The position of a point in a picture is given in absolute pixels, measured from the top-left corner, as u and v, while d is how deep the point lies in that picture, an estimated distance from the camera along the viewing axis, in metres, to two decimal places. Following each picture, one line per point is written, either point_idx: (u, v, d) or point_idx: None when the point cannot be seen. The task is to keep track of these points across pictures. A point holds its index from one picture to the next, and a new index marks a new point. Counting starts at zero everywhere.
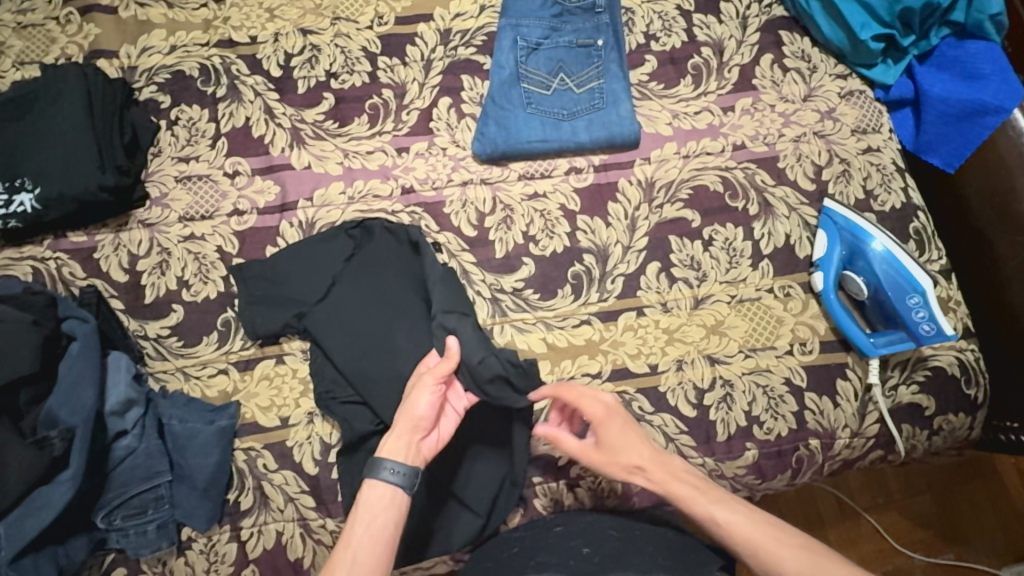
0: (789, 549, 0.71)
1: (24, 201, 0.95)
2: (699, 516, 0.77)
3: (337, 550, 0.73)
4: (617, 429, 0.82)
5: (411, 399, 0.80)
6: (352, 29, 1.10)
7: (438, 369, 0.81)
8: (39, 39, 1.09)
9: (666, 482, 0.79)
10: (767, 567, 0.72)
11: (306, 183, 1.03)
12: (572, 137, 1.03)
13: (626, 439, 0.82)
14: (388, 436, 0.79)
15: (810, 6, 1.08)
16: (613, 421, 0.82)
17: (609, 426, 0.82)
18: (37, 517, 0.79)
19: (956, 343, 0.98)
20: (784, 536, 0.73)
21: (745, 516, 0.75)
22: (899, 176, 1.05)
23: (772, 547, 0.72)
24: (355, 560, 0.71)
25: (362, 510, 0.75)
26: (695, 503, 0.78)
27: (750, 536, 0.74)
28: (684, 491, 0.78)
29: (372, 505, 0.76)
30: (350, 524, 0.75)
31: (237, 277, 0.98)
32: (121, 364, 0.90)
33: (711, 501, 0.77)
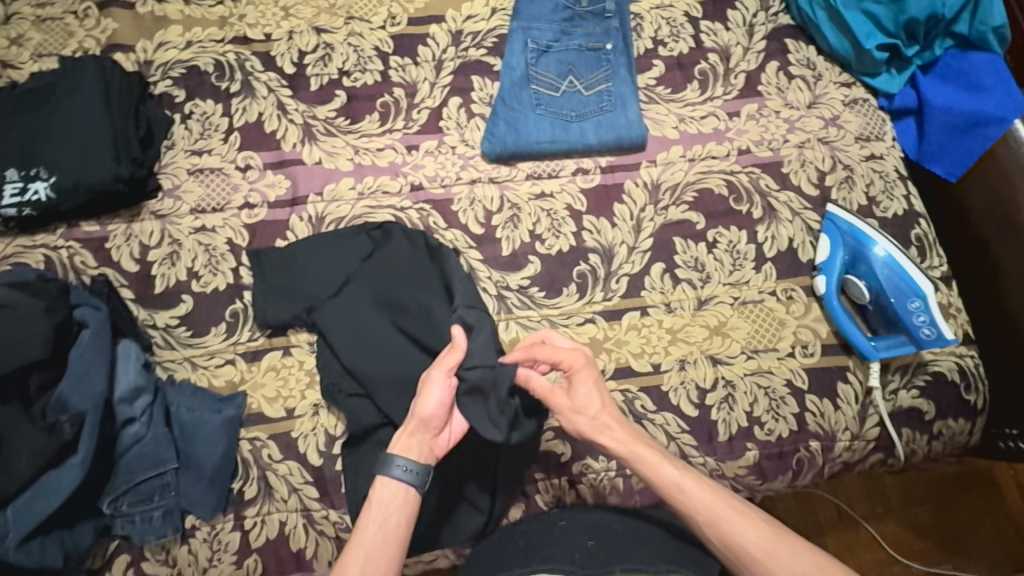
0: (748, 519, 0.74)
1: (39, 190, 0.97)
2: (661, 484, 0.77)
3: (349, 549, 0.73)
4: (586, 387, 0.83)
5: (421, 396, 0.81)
6: (365, 28, 1.12)
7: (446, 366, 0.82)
8: (57, 32, 1.11)
9: (634, 445, 0.80)
10: (726, 540, 0.74)
11: (317, 178, 1.05)
12: (580, 138, 1.05)
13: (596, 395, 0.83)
14: (400, 433, 0.81)
15: (816, 15, 1.10)
16: (587, 374, 0.84)
17: (583, 380, 0.83)
18: (46, 500, 0.80)
19: (956, 348, 1.00)
20: (742, 507, 0.76)
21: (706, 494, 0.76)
22: (901, 184, 1.06)
23: (731, 518, 0.74)
24: (369, 559, 0.72)
25: (374, 509, 0.76)
26: (661, 469, 0.78)
27: (708, 507, 0.75)
28: (650, 457, 0.79)
29: (384, 504, 0.77)
30: (363, 523, 0.75)
31: (251, 268, 1.00)
32: (132, 353, 0.92)
33: (675, 469, 0.78)
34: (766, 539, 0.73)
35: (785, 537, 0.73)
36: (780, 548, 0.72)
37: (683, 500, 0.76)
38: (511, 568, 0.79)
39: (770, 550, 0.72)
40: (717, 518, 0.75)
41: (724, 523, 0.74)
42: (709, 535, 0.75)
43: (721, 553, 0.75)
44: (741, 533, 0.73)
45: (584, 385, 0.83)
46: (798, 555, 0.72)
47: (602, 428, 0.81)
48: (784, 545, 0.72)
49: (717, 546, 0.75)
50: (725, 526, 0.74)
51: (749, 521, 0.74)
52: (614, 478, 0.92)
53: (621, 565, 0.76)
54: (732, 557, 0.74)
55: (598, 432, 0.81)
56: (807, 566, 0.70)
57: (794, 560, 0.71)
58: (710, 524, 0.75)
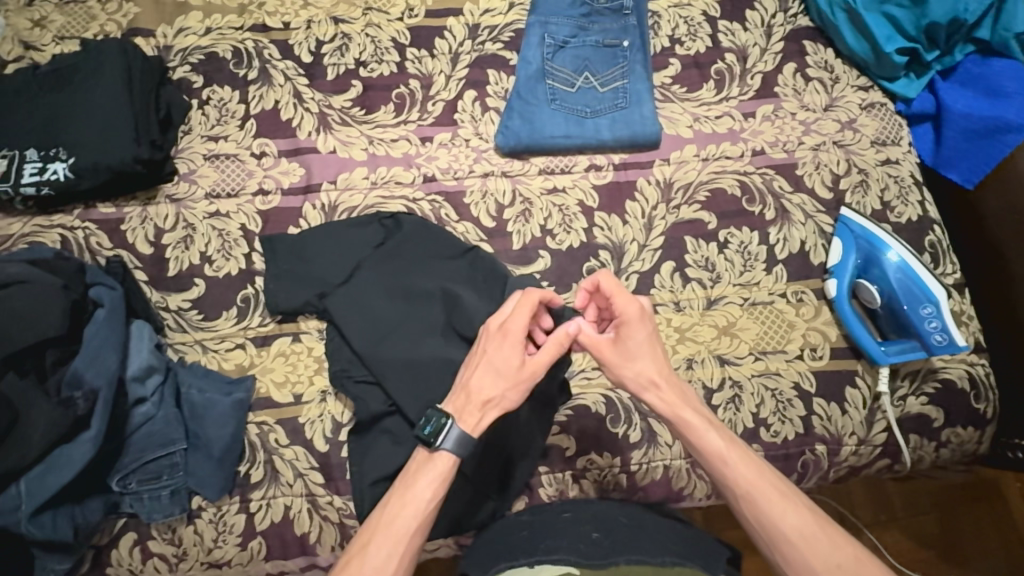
0: (790, 502, 0.74)
1: (58, 170, 0.98)
2: (706, 450, 0.77)
3: (400, 509, 0.74)
4: (640, 336, 0.79)
5: (518, 389, 0.77)
6: (383, 19, 1.13)
7: (546, 360, 0.78)
8: (79, 16, 1.12)
9: (681, 408, 0.79)
10: (764, 514, 0.74)
11: (330, 167, 1.05)
12: (594, 134, 1.05)
13: (646, 349, 0.80)
14: (485, 419, 0.77)
15: (836, 17, 1.09)
16: (645, 325, 0.80)
17: (635, 332, 0.79)
18: (59, 474, 0.81)
19: (967, 356, 0.99)
20: (785, 490, 0.75)
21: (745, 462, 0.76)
22: (917, 190, 1.05)
23: (772, 498, 0.74)
24: (420, 528, 0.74)
25: (435, 480, 0.75)
26: (706, 438, 0.77)
27: (749, 481, 0.75)
28: (696, 423, 0.78)
29: (446, 479, 0.75)
30: (419, 487, 0.75)
31: (263, 252, 1.00)
32: (144, 333, 0.93)
33: (722, 439, 0.78)
34: (805, 524, 0.73)
35: (822, 525, 0.73)
36: (819, 536, 0.72)
37: (724, 470, 0.76)
38: (515, 557, 0.78)
39: (807, 535, 0.72)
40: (757, 494, 0.75)
41: (763, 499, 0.74)
42: (743, 509, 0.76)
43: (752, 528, 0.75)
44: (780, 513, 0.73)
45: (638, 333, 0.79)
46: (835, 547, 0.71)
47: (648, 386, 0.80)
48: (822, 532, 0.73)
49: (749, 520, 0.75)
50: (764, 504, 0.74)
51: (789, 503, 0.74)
52: (618, 474, 0.93)
53: (624, 557, 0.75)
54: (763, 534, 0.74)
55: (643, 389, 0.80)
56: (843, 559, 0.71)
57: (828, 548, 0.71)
58: (747, 498, 0.75)
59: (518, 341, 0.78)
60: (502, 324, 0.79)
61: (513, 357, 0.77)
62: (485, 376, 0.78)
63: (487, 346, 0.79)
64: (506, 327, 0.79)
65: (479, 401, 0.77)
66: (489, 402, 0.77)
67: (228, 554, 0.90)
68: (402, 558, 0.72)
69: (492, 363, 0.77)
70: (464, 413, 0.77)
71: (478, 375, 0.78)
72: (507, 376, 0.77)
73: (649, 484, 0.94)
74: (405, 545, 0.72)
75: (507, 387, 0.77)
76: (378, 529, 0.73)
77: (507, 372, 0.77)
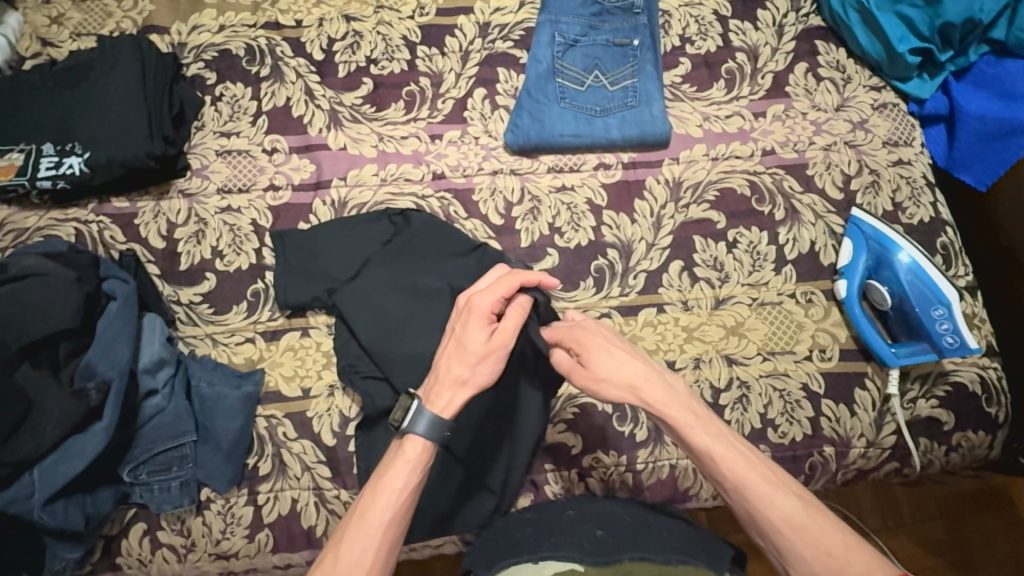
0: (781, 492, 0.71)
1: (74, 164, 0.99)
2: (693, 448, 0.75)
3: (373, 502, 0.71)
4: (602, 356, 0.77)
5: (486, 363, 0.75)
6: (395, 18, 1.13)
7: (509, 326, 0.76)
8: (96, 13, 1.14)
9: (666, 406, 0.75)
10: (753, 507, 0.71)
11: (341, 164, 1.06)
12: (603, 133, 1.05)
13: (614, 362, 0.77)
14: (456, 399, 0.74)
15: (848, 17, 1.09)
16: (599, 337, 0.80)
17: (594, 349, 0.78)
18: (71, 464, 0.83)
19: (978, 360, 0.98)
20: (776, 480, 0.72)
21: (732, 453, 0.73)
22: (929, 191, 1.05)
23: (761, 490, 0.71)
24: (394, 518, 0.70)
25: (407, 468, 0.72)
26: (692, 433, 0.74)
27: (738, 474, 0.73)
28: (682, 420, 0.75)
29: (418, 466, 0.72)
30: (392, 475, 0.72)
31: (273, 247, 1.01)
32: (156, 326, 0.94)
33: (709, 434, 0.74)
34: (797, 514, 0.70)
35: (816, 513, 0.70)
36: (810, 524, 0.69)
37: (711, 464, 0.74)
38: (518, 553, 0.78)
39: (798, 524, 0.69)
40: (745, 486, 0.72)
41: (751, 491, 0.71)
42: (734, 500, 0.73)
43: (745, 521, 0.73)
44: (771, 503, 0.71)
45: (598, 347, 0.78)
46: (827, 532, 0.68)
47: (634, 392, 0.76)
48: (815, 519, 0.69)
49: (741, 513, 0.73)
50: (754, 497, 0.71)
51: (780, 492, 0.71)
52: (623, 473, 0.93)
53: (628, 554, 0.75)
54: (754, 525, 0.72)
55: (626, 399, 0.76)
56: (836, 545, 0.67)
57: (823, 536, 0.68)
58: (736, 491, 0.72)
59: (482, 318, 0.76)
60: (469, 301, 0.77)
61: (480, 331, 0.76)
62: (454, 357, 0.76)
63: (455, 325, 0.78)
64: (472, 303, 0.77)
65: (448, 381, 0.75)
66: (458, 380, 0.75)
67: (235, 546, 0.91)
68: (376, 555, 0.69)
69: (460, 341, 0.76)
70: (432, 393, 0.75)
71: (446, 354, 0.76)
72: (475, 353, 0.75)
73: (655, 484, 0.93)
74: (378, 539, 0.69)
75: (474, 364, 0.75)
76: (351, 525, 0.70)
77: (473, 346, 0.75)
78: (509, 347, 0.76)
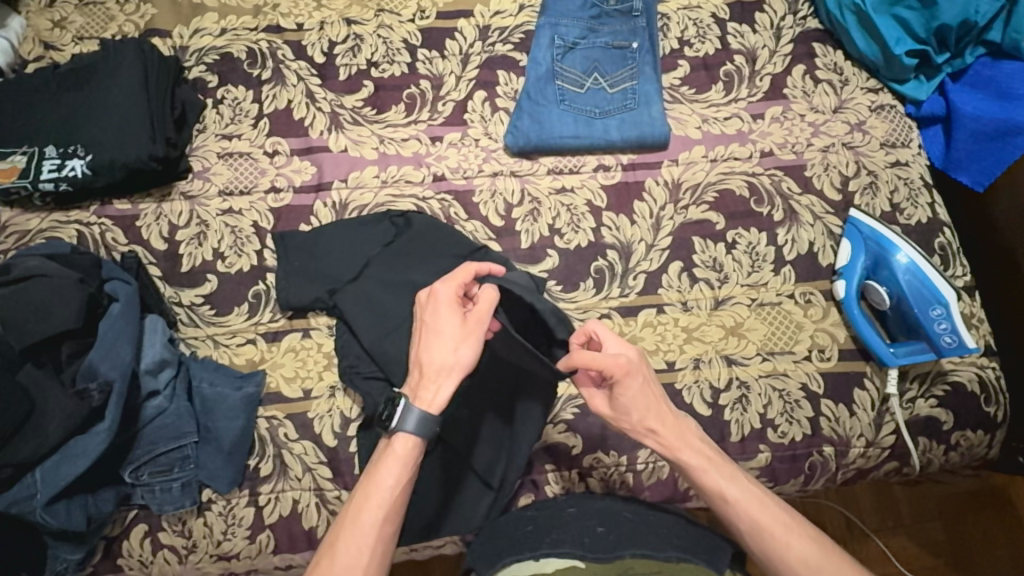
0: (793, 533, 0.72)
1: (76, 167, 1.00)
2: (705, 489, 0.76)
3: (366, 500, 0.72)
4: (629, 396, 0.75)
5: (467, 347, 0.74)
6: (395, 21, 1.14)
7: (481, 306, 0.76)
8: (98, 17, 1.15)
9: (678, 450, 0.77)
10: (773, 552, 0.72)
11: (342, 165, 1.07)
12: (603, 135, 1.06)
13: (640, 401, 0.76)
14: (442, 390, 0.74)
15: (845, 20, 1.09)
16: (632, 382, 0.75)
17: (627, 388, 0.75)
18: (73, 464, 0.83)
19: (976, 359, 0.98)
20: (787, 520, 0.74)
21: (745, 495, 0.75)
22: (926, 192, 1.05)
23: (774, 529, 0.73)
24: (388, 516, 0.72)
25: (398, 464, 0.74)
26: (705, 476, 0.76)
27: (753, 516, 0.74)
28: (694, 464, 0.76)
29: (408, 463, 0.74)
30: (383, 471, 0.73)
31: (275, 249, 1.02)
32: (158, 327, 0.94)
33: (721, 476, 0.76)
34: (810, 553, 0.71)
35: (828, 551, 0.72)
36: (822, 563, 0.71)
37: (727, 509, 0.75)
38: (520, 551, 0.79)
39: (811, 564, 0.71)
40: (762, 528, 0.73)
41: (767, 532, 0.73)
42: (751, 544, 0.74)
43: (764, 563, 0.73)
44: (788, 545, 0.72)
45: (631, 392, 0.75)
46: (834, 567, 0.71)
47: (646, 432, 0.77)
48: (825, 558, 0.71)
49: (759, 555, 0.73)
50: (772, 540, 0.72)
51: (794, 534, 0.72)
52: (624, 472, 0.93)
53: (630, 551, 0.76)
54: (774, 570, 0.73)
55: (641, 436, 0.78)
56: None
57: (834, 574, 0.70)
58: (754, 535, 0.73)
59: (450, 303, 0.76)
60: (432, 292, 0.77)
61: (454, 319, 0.76)
62: (432, 347, 0.75)
63: (424, 318, 0.77)
64: (437, 292, 0.77)
65: (431, 374, 0.74)
66: (442, 370, 0.74)
67: (237, 547, 0.91)
68: (372, 551, 0.71)
69: (434, 330, 0.75)
70: (419, 389, 0.75)
71: (422, 347, 0.76)
72: (453, 338, 0.75)
73: (655, 483, 0.94)
74: (372, 536, 0.71)
75: (455, 348, 0.74)
76: (344, 525, 0.72)
77: (450, 335, 0.75)
78: (487, 324, 0.76)
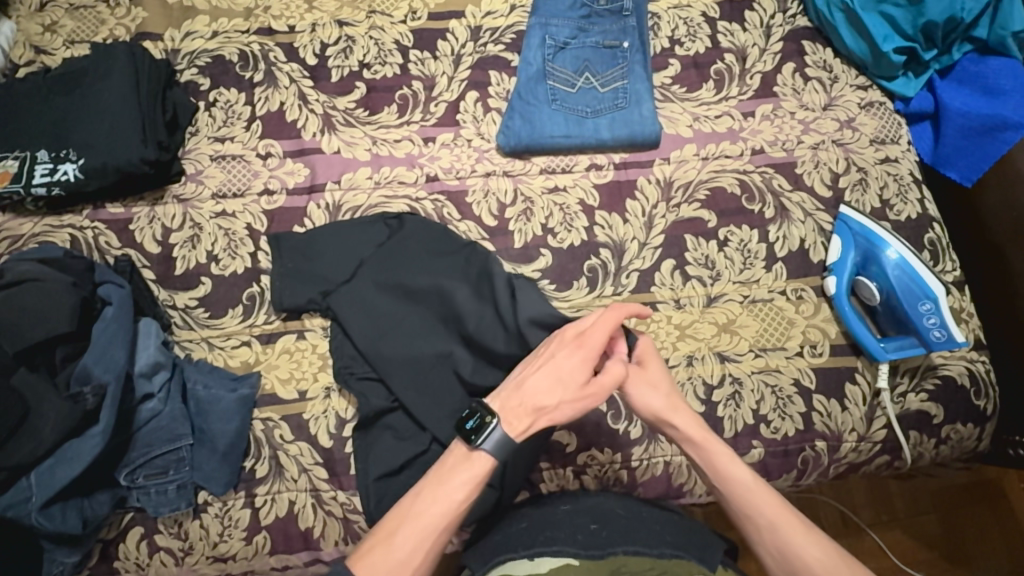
0: (816, 538, 0.74)
1: (68, 171, 1.00)
2: (728, 480, 0.79)
3: (431, 504, 0.74)
4: (658, 366, 0.86)
5: (576, 406, 0.79)
6: (387, 22, 1.14)
7: (609, 377, 0.81)
8: (89, 20, 1.15)
9: (707, 438, 0.81)
10: (785, 547, 0.74)
11: (335, 167, 1.07)
12: (594, 134, 1.06)
13: (664, 377, 0.86)
14: (532, 426, 0.79)
15: (834, 18, 1.10)
16: (655, 358, 0.87)
17: (653, 367, 0.86)
18: (68, 467, 0.83)
19: (966, 353, 0.99)
20: (813, 528, 0.76)
21: (767, 493, 0.77)
22: (916, 188, 1.06)
23: (797, 530, 0.75)
24: (448, 527, 0.73)
25: (470, 482, 0.75)
26: (732, 466, 0.79)
27: (774, 515, 0.76)
28: (722, 453, 0.80)
29: (481, 483, 0.75)
30: (455, 481, 0.75)
31: (270, 246, 1.02)
32: (152, 330, 0.95)
33: (745, 470, 0.79)
34: (830, 559, 0.73)
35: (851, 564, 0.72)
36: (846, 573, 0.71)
37: (748, 500, 0.77)
38: (514, 549, 0.79)
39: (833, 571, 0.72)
40: (780, 524, 0.75)
41: (786, 530, 0.75)
42: (763, 539, 0.76)
43: (775, 561, 0.75)
44: (804, 546, 0.74)
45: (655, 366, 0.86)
46: None
47: (673, 409, 0.83)
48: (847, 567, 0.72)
49: (770, 552, 0.75)
50: (789, 536, 0.74)
51: (816, 540, 0.74)
52: (618, 470, 0.94)
53: (623, 547, 0.76)
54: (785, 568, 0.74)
55: (667, 410, 0.83)
56: None
57: None
58: (771, 529, 0.75)
59: (588, 357, 0.80)
60: (582, 336, 0.82)
61: (582, 373, 0.80)
62: (547, 382, 0.79)
63: (553, 357, 0.80)
64: (583, 338, 0.82)
65: (533, 405, 0.78)
66: (542, 408, 0.78)
67: (233, 549, 0.91)
68: (422, 556, 0.71)
69: (558, 371, 0.80)
70: (514, 414, 0.78)
71: (538, 379, 0.79)
72: (569, 388, 0.79)
73: (649, 480, 0.94)
74: (429, 542, 0.72)
75: (568, 400, 0.79)
76: (404, 519, 0.73)
77: (569, 384, 0.79)
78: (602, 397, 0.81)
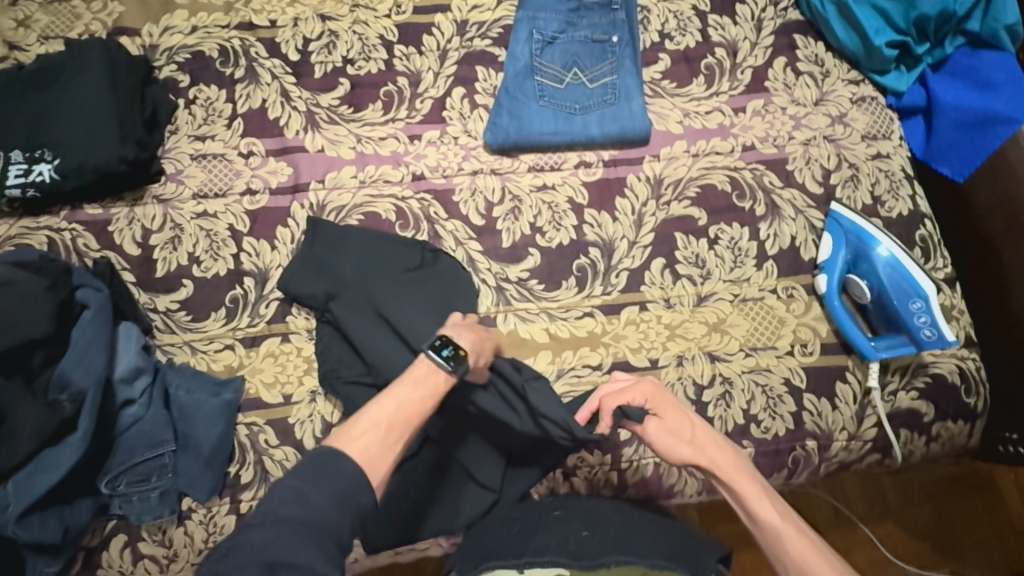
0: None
1: (44, 171, 0.97)
2: (759, 522, 0.75)
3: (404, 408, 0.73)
4: (675, 411, 0.83)
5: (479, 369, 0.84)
6: (371, 16, 1.12)
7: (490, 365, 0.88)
8: (64, 15, 1.11)
9: (734, 477, 0.79)
10: None
11: (318, 166, 1.05)
12: (582, 131, 1.04)
13: (684, 418, 0.83)
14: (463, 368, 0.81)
15: (826, 11, 1.08)
16: (669, 398, 0.85)
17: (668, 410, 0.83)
18: (46, 476, 0.81)
19: (958, 351, 1.00)
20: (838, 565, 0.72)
21: (793, 529, 0.74)
22: (908, 184, 1.05)
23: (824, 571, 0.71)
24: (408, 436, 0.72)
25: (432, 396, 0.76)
26: (760, 506, 0.76)
27: (804, 557, 0.72)
28: (752, 491, 0.77)
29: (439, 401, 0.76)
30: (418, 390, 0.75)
31: (310, 227, 1.00)
32: (133, 334, 0.93)
33: (774, 509, 0.76)
34: None
35: None
36: None
37: (778, 542, 0.73)
38: (503, 556, 0.77)
39: None
40: (809, 567, 0.71)
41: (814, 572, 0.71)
42: None
43: None
44: None
45: (671, 411, 0.83)
46: None
47: (701, 452, 0.80)
48: None
49: None
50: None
51: None
52: (609, 471, 0.93)
53: (615, 557, 0.74)
54: None
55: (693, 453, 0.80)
56: None
57: None
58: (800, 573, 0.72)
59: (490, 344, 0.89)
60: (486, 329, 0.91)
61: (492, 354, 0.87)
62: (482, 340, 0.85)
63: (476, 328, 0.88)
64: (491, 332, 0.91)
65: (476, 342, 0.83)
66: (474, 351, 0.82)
67: None
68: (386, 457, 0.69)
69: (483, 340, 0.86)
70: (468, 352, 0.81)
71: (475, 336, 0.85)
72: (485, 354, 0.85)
73: (639, 482, 0.94)
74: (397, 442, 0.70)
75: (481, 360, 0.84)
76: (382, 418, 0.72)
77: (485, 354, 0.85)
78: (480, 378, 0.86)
